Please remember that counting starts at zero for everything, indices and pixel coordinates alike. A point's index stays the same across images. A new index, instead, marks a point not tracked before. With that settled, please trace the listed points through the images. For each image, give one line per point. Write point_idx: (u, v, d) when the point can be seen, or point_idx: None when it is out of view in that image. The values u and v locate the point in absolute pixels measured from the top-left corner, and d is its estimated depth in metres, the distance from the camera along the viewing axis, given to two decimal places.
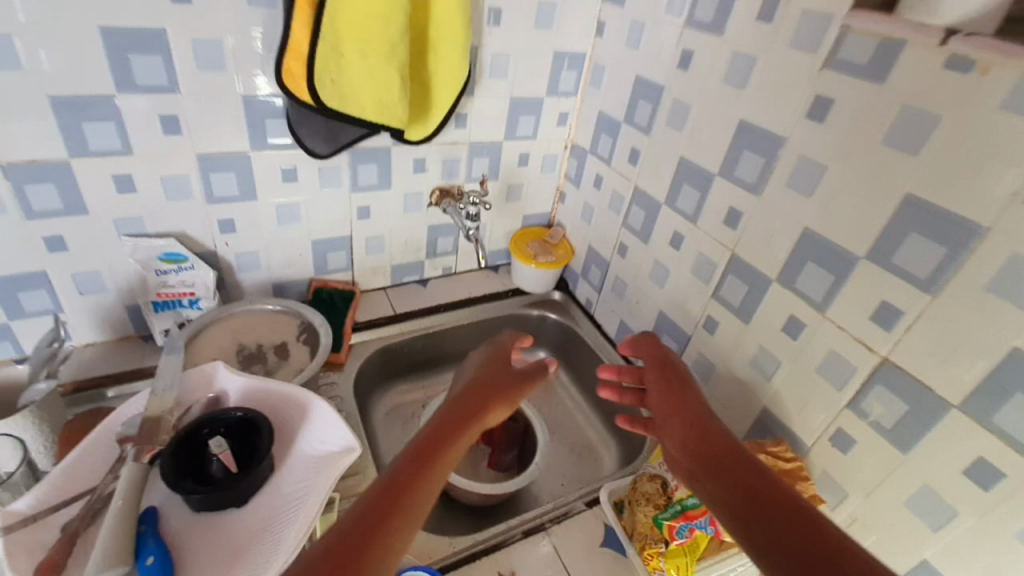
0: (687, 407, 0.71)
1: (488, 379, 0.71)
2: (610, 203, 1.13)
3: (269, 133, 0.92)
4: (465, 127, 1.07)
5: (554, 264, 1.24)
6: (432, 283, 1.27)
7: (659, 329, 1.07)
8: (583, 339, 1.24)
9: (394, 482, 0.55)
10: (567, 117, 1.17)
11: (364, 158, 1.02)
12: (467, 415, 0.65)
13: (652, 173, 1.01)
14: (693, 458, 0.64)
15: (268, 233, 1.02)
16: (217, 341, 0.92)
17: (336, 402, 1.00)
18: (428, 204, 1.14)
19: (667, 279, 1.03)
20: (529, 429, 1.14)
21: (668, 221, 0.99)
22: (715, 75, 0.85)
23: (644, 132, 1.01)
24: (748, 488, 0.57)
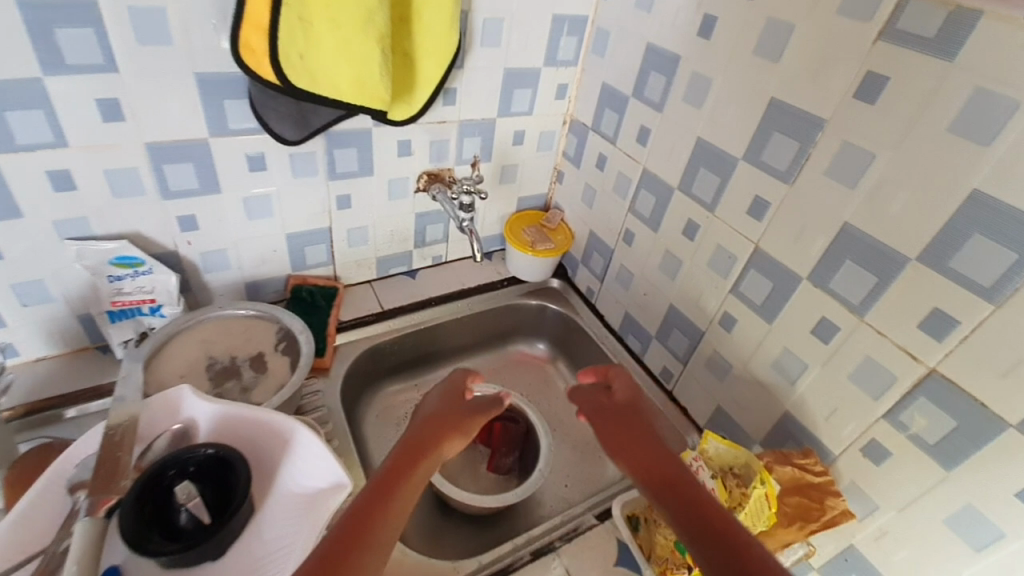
0: (636, 434, 0.64)
1: (444, 405, 0.70)
2: (615, 186, 1.03)
3: (230, 117, 0.80)
4: (454, 103, 0.96)
5: (554, 252, 1.13)
6: (421, 273, 1.17)
7: (668, 323, 1.00)
8: (585, 330, 1.15)
9: (359, 509, 0.52)
10: (567, 89, 1.06)
11: (341, 141, 0.90)
12: (426, 445, 0.63)
13: (664, 155, 0.91)
14: (647, 490, 0.58)
15: (236, 228, 0.91)
16: (185, 353, 0.82)
17: (322, 413, 0.92)
18: (415, 190, 1.03)
19: (679, 271, 0.94)
20: (531, 430, 1.07)
21: (682, 208, 0.90)
22: (742, 46, 0.75)
23: (655, 109, 0.91)
24: (709, 522, 0.51)
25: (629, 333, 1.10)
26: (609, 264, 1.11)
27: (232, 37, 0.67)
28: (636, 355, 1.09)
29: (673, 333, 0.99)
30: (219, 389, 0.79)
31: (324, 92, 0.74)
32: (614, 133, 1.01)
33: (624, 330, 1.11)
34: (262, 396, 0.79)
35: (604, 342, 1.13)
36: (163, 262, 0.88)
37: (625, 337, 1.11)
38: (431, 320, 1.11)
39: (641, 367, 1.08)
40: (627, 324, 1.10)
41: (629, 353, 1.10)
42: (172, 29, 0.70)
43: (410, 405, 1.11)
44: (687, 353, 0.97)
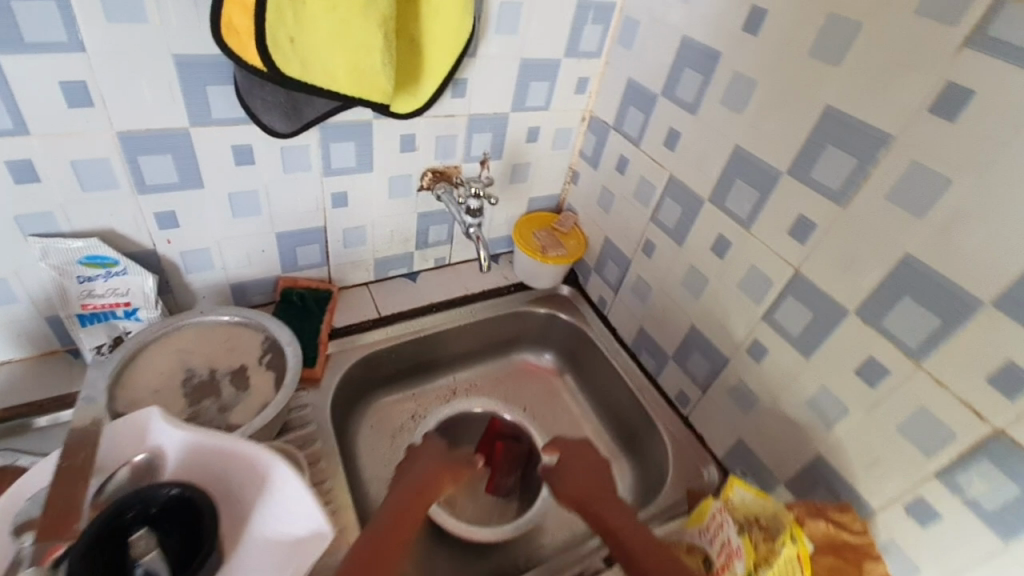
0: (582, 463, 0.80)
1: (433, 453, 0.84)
2: (635, 192, 0.94)
3: (213, 105, 0.71)
4: (464, 95, 0.87)
5: (567, 258, 1.04)
6: (421, 276, 1.09)
7: (688, 344, 0.91)
8: (596, 342, 1.07)
9: (371, 540, 0.65)
10: (588, 83, 0.96)
11: (337, 134, 0.81)
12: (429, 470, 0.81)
13: (694, 162, 0.83)
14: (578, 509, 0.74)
15: (220, 226, 0.83)
16: (160, 365, 0.75)
17: (310, 431, 0.84)
18: (418, 189, 0.95)
19: (704, 290, 0.86)
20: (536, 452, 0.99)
21: (711, 222, 0.82)
22: (795, 45, 0.66)
23: (688, 110, 0.82)
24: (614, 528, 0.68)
25: (643, 351, 1.02)
26: (624, 275, 1.02)
27: (213, 14, 0.58)
28: (650, 374, 1.01)
29: (692, 355, 0.91)
30: (194, 408, 0.72)
31: (318, 81, 0.65)
32: (638, 134, 0.91)
33: (637, 347, 1.03)
34: (241, 417, 0.72)
35: (617, 357, 1.05)
36: (139, 261, 0.80)
37: (638, 354, 1.03)
38: (431, 327, 1.03)
39: (655, 387, 1.00)
40: (641, 340, 1.02)
41: (643, 371, 1.02)
42: (146, 3, 0.61)
43: (406, 417, 1.03)
44: (707, 379, 0.89)
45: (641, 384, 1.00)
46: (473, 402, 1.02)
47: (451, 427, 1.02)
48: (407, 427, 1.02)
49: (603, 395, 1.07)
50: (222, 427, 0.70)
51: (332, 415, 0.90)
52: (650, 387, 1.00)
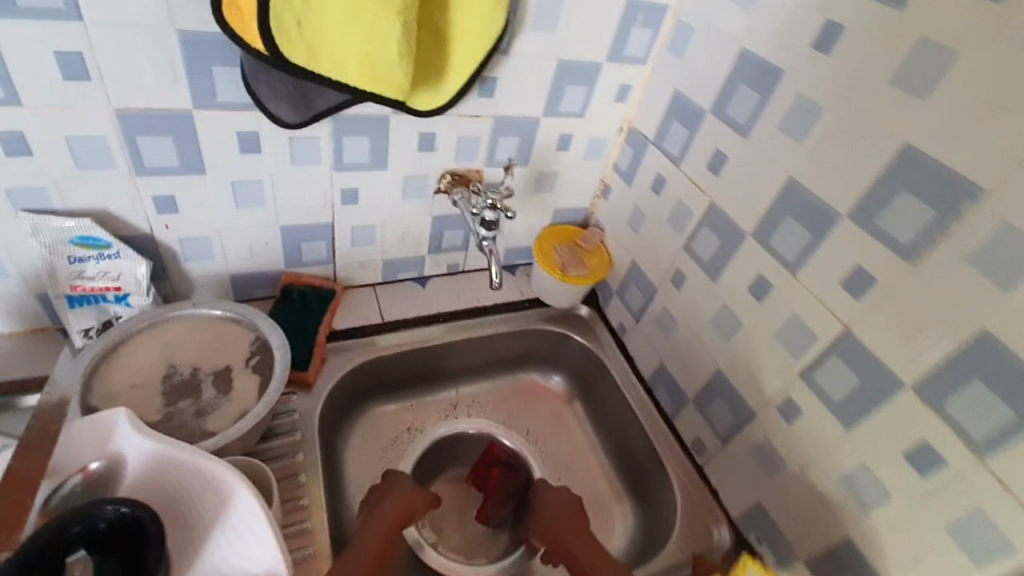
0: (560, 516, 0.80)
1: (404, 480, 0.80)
2: (670, 215, 0.86)
3: (218, 89, 0.66)
4: (492, 95, 0.79)
5: (588, 279, 0.98)
6: (432, 281, 1.02)
7: (710, 389, 0.83)
8: (610, 371, 0.99)
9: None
10: (629, 91, 0.88)
11: (351, 127, 0.76)
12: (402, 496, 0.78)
13: (739, 191, 0.74)
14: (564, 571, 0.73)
15: (221, 215, 0.78)
16: (142, 357, 0.71)
17: (293, 440, 0.79)
18: (434, 191, 0.88)
19: (735, 333, 0.77)
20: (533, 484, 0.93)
21: (752, 259, 0.73)
22: (875, 69, 0.56)
23: (739, 133, 0.73)
24: None
25: (660, 387, 0.94)
26: (648, 304, 0.94)
27: None
28: (665, 414, 0.93)
29: (714, 402, 0.83)
30: (170, 409, 0.68)
31: (326, 70, 0.58)
32: (679, 153, 0.83)
33: (654, 382, 0.95)
34: (218, 425, 0.68)
35: (631, 391, 0.97)
36: (135, 244, 0.76)
37: (654, 390, 0.95)
38: (436, 338, 0.98)
39: (669, 430, 0.91)
40: (659, 376, 0.93)
41: (657, 409, 0.94)
42: None
43: (402, 428, 0.97)
44: (728, 430, 0.81)
45: (653, 424, 0.92)
46: (473, 422, 0.99)
47: (447, 446, 0.98)
48: (401, 439, 0.96)
49: (613, 429, 0.99)
50: (196, 433, 0.66)
51: (320, 424, 0.84)
52: (663, 429, 0.92)
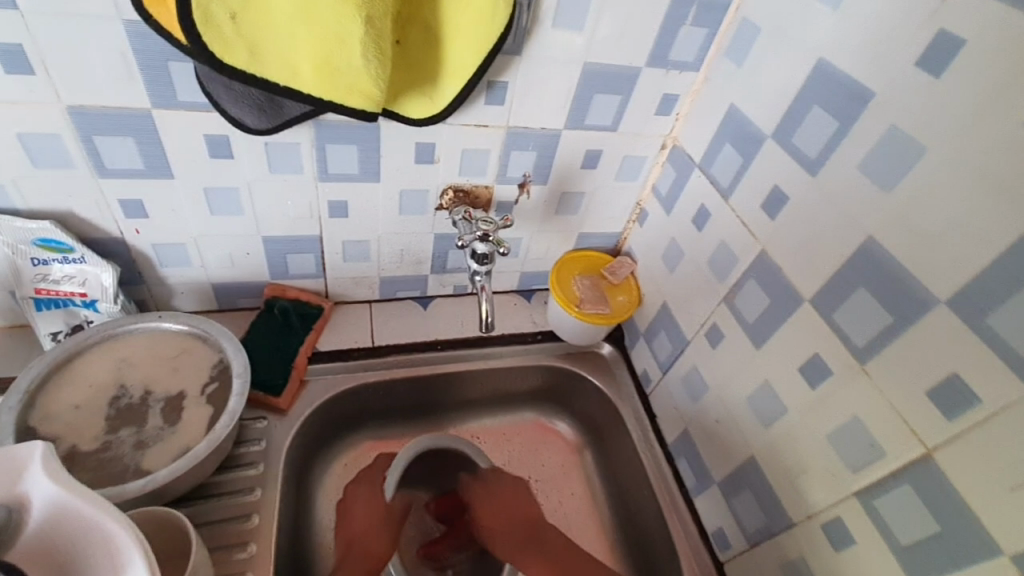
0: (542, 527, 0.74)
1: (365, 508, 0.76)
2: (710, 259, 0.70)
3: (179, 87, 0.58)
4: (502, 103, 0.67)
5: (609, 319, 0.83)
6: (435, 303, 0.92)
7: (739, 477, 0.67)
8: (627, 428, 0.85)
9: None
10: (675, 103, 0.72)
11: (335, 135, 0.66)
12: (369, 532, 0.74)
13: (799, 244, 0.57)
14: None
15: (196, 223, 0.71)
16: (94, 375, 0.66)
17: (253, 475, 0.72)
18: (436, 207, 0.77)
19: (777, 419, 0.61)
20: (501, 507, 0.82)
21: (807, 333, 0.57)
22: (1016, 106, 0.39)
23: (806, 169, 0.56)
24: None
25: (681, 456, 0.79)
26: (676, 356, 0.79)
27: None
28: (685, 490, 0.78)
29: (743, 493, 0.67)
30: (109, 438, 0.61)
31: (274, 74, 0.48)
32: (729, 185, 0.67)
33: (676, 449, 0.80)
34: (155, 463, 0.61)
35: (650, 455, 0.82)
36: (106, 247, 0.71)
37: (675, 458, 0.80)
38: (429, 368, 0.87)
39: (688, 512, 0.76)
40: (682, 443, 0.78)
41: (678, 483, 0.79)
42: None
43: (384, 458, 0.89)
44: (757, 532, 0.65)
45: (671, 502, 0.77)
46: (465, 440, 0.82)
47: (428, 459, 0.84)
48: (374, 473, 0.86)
49: (625, 494, 0.85)
50: (129, 470, 0.60)
51: (290, 458, 0.76)
52: (682, 510, 0.77)
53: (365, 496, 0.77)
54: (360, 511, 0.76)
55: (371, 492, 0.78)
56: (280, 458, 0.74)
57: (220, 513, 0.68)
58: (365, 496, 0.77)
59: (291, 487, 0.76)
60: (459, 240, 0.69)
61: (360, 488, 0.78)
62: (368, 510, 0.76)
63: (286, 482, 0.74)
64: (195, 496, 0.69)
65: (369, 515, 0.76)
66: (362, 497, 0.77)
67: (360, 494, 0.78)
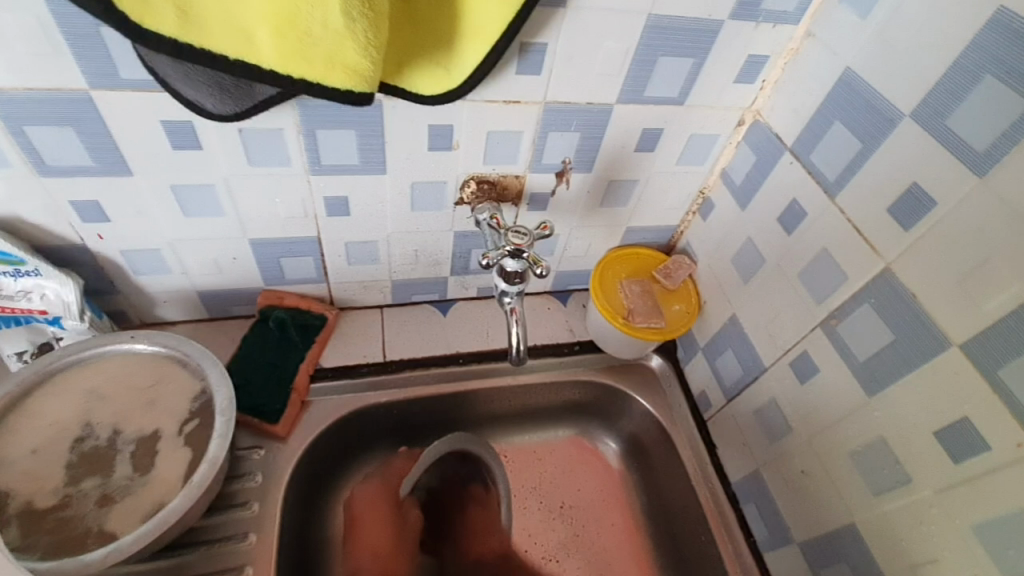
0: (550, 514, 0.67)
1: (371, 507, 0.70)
2: (804, 272, 0.55)
3: (121, 61, 0.45)
4: (538, 72, 0.51)
5: (665, 334, 0.69)
6: (456, 308, 0.79)
7: (831, 544, 0.55)
8: (682, 462, 0.71)
9: None
10: (763, 67, 0.56)
11: (326, 118, 0.52)
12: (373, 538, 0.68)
13: (948, 268, 0.42)
14: None
15: (167, 226, 0.59)
16: (55, 412, 0.56)
17: (247, 517, 0.62)
18: (455, 201, 0.63)
19: (898, 488, 0.48)
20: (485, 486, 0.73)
21: (953, 390, 0.42)
22: None
23: (970, 167, 0.40)
24: None
25: (748, 500, 0.66)
26: (746, 383, 0.65)
27: None
28: (753, 542, 0.65)
29: (835, 564, 0.55)
30: (70, 491, 0.53)
31: (218, 41, 0.35)
32: (836, 179, 0.51)
33: (741, 492, 0.67)
34: (122, 524, 0.51)
35: (710, 496, 0.69)
36: (66, 256, 0.60)
37: (740, 501, 0.67)
38: (450, 385, 0.74)
39: (758, 570, 0.64)
40: (750, 486, 0.66)
41: (744, 533, 0.66)
42: None
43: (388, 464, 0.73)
44: None
45: (735, 556, 0.65)
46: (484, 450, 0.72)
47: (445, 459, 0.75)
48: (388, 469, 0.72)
49: (677, 534, 0.72)
50: (91, 533, 0.51)
51: (289, 496, 0.65)
52: (750, 567, 0.64)
53: (377, 504, 0.69)
54: (373, 523, 0.68)
55: (378, 502, 0.69)
56: (278, 497, 0.64)
57: (211, 566, 0.59)
58: (377, 510, 0.69)
59: (291, 531, 0.65)
60: (485, 260, 0.54)
61: (368, 499, 0.69)
62: (384, 522, 0.69)
63: (285, 524, 0.64)
64: (180, 545, 0.59)
65: (384, 529, 0.69)
66: (369, 506, 0.69)
67: (370, 498, 0.70)
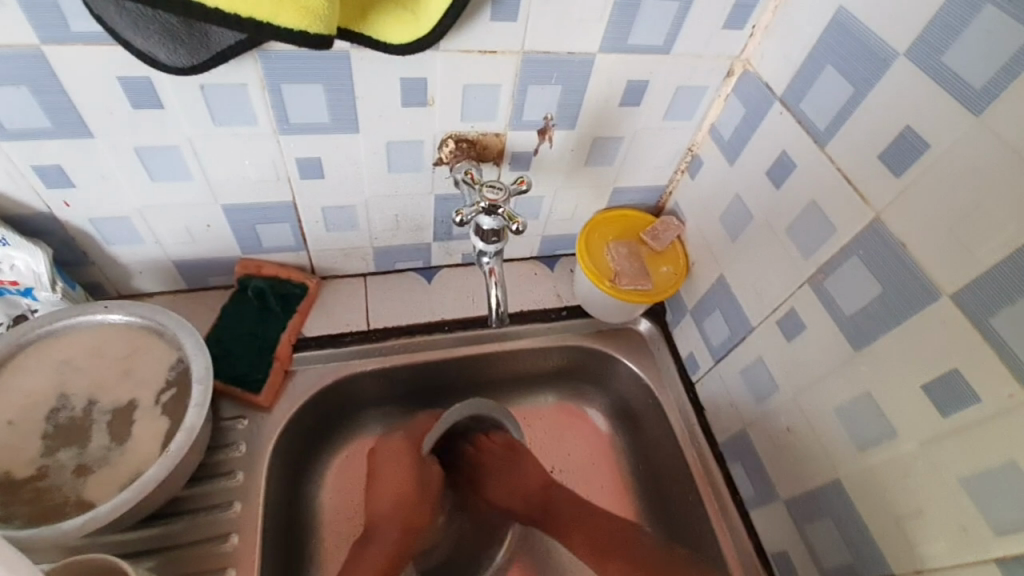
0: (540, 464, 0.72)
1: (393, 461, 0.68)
2: (793, 226, 0.53)
3: (67, 10, 0.42)
4: (515, 18, 0.49)
5: (651, 297, 0.68)
6: (441, 275, 0.77)
7: (815, 501, 0.55)
8: (670, 424, 0.71)
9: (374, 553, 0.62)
10: (752, 11, 0.53)
11: (292, 71, 0.49)
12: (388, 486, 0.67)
13: (942, 214, 0.40)
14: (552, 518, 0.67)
15: (135, 191, 0.57)
16: (29, 383, 0.55)
17: (232, 486, 0.61)
18: (434, 161, 0.61)
19: (882, 442, 0.47)
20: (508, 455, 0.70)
21: (943, 340, 0.41)
22: None
23: (966, 106, 0.38)
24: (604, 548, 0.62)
25: (735, 461, 0.65)
26: (734, 344, 0.64)
27: None
28: (740, 501, 0.65)
29: (819, 520, 0.54)
30: (46, 461, 0.52)
31: None
32: (827, 127, 0.48)
33: (729, 452, 0.67)
34: (100, 493, 0.51)
35: (698, 457, 0.68)
36: (33, 225, 0.58)
37: (727, 460, 0.67)
38: (437, 352, 0.73)
39: (745, 528, 0.64)
40: (737, 446, 0.65)
41: (730, 492, 0.66)
42: None
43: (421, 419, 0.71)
44: (836, 569, 0.53)
45: (722, 514, 0.65)
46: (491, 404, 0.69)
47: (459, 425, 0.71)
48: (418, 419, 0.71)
49: (664, 496, 0.72)
50: (68, 502, 0.50)
51: (275, 463, 0.65)
52: (736, 525, 0.64)
53: (396, 458, 0.68)
54: (393, 475, 0.68)
55: (400, 455, 0.68)
56: (263, 465, 0.63)
57: (196, 534, 0.58)
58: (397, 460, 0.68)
59: (279, 498, 0.65)
60: (459, 217, 0.51)
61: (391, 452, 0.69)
62: (403, 475, 0.68)
63: (272, 491, 0.64)
64: (164, 515, 0.59)
65: (401, 481, 0.68)
66: (389, 459, 0.68)
67: (391, 453, 0.69)
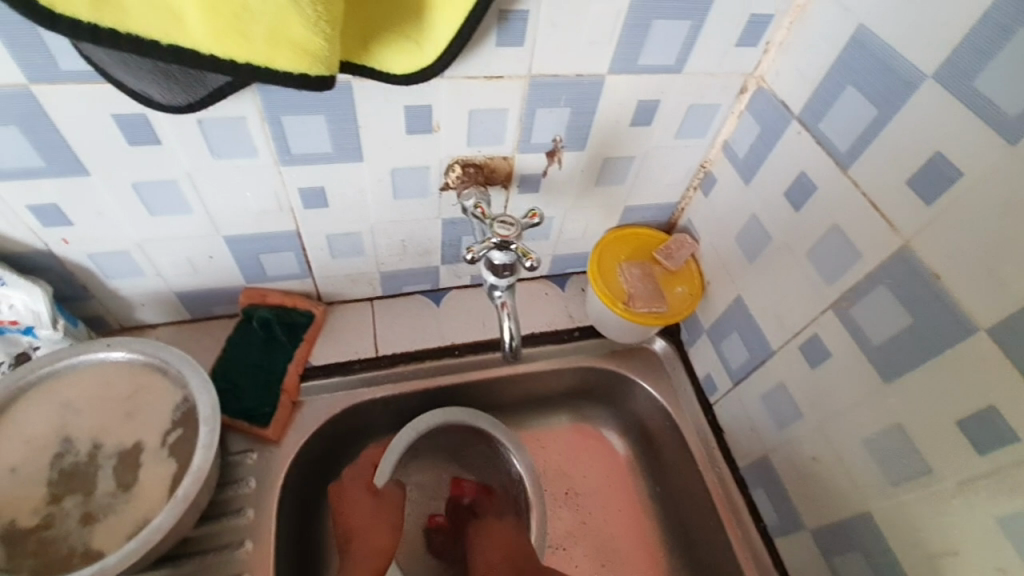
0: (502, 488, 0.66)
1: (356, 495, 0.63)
2: (814, 250, 0.51)
3: (55, 51, 0.40)
4: (520, 43, 0.47)
5: (666, 319, 0.66)
6: (449, 297, 0.76)
7: (844, 532, 0.53)
8: (688, 446, 0.69)
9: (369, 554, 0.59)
10: (767, 27, 0.51)
11: (291, 103, 0.47)
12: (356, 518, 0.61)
13: (978, 244, 0.38)
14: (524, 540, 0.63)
15: (134, 226, 0.55)
16: (31, 427, 0.53)
17: (245, 523, 0.60)
18: (441, 187, 0.60)
19: (915, 478, 0.45)
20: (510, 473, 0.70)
21: (980, 375, 0.39)
22: None
23: (1000, 134, 0.36)
24: None
25: (757, 486, 0.64)
26: (753, 367, 0.62)
27: None
28: (763, 528, 0.63)
29: (848, 553, 0.53)
30: (52, 509, 0.51)
31: (153, 28, 0.32)
32: (849, 149, 0.47)
33: (750, 477, 0.65)
34: (107, 542, 0.50)
35: (718, 482, 0.66)
36: (32, 263, 0.57)
37: (749, 486, 0.65)
38: (448, 378, 0.72)
39: (769, 557, 0.62)
40: (759, 471, 0.63)
41: (753, 519, 0.64)
42: None
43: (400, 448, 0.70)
44: None
45: (745, 543, 0.63)
46: (441, 413, 0.69)
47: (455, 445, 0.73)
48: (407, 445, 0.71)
49: (685, 522, 0.70)
50: (75, 553, 0.49)
51: (285, 499, 0.64)
52: (760, 552, 0.62)
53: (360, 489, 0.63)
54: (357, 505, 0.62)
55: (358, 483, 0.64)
56: (274, 502, 0.62)
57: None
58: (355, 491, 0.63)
59: (291, 532, 0.64)
60: (470, 255, 0.50)
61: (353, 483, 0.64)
62: (364, 503, 0.62)
63: (283, 528, 0.62)
64: (172, 556, 0.57)
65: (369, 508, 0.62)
66: (355, 489, 0.63)
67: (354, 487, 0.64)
